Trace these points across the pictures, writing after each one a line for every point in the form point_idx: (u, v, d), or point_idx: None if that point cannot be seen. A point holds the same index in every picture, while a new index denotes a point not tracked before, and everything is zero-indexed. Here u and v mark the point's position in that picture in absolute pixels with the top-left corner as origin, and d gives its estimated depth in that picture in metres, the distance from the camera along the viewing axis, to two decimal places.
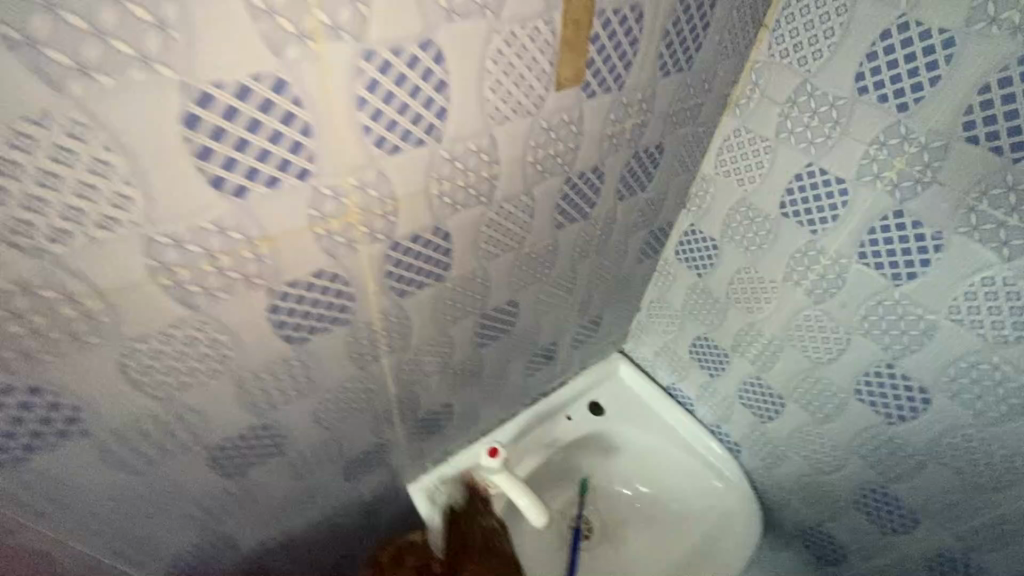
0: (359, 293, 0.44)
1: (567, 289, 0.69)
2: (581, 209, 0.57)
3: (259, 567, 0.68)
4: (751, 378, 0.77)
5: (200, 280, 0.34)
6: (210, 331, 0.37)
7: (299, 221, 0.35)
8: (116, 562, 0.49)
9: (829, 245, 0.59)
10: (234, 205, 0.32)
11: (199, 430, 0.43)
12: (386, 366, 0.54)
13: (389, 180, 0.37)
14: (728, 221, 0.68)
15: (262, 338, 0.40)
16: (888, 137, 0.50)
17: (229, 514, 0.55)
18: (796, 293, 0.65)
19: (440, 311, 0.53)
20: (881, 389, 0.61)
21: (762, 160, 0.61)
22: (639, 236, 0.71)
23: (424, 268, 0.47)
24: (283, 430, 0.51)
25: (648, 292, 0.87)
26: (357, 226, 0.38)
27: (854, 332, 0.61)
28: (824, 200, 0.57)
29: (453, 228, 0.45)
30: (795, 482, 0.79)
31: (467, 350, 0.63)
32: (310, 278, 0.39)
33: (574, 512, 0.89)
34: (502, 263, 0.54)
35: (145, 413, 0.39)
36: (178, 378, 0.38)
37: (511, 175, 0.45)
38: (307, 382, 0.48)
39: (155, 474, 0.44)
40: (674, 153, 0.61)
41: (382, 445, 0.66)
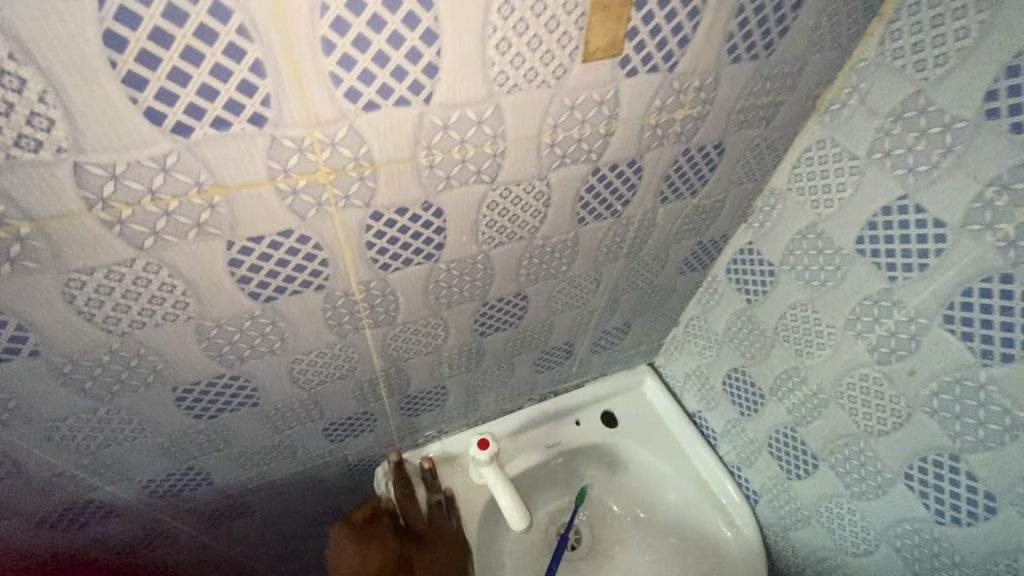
0: (335, 259, 0.40)
1: (590, 290, 0.62)
2: (612, 206, 0.50)
3: (240, 503, 0.69)
4: (785, 428, 0.67)
5: (145, 220, 0.31)
6: (163, 275, 0.35)
7: (258, 172, 0.32)
8: (87, 475, 0.50)
9: (908, 298, 0.48)
10: (178, 144, 0.29)
11: (161, 370, 0.42)
12: (370, 338, 0.51)
13: (366, 141, 0.33)
14: (792, 247, 0.58)
15: (224, 290, 0.38)
16: (1014, 178, 0.39)
17: (202, 452, 0.55)
18: (855, 346, 0.55)
19: (434, 291, 0.49)
20: (937, 482, 0.51)
21: (846, 183, 0.51)
22: (685, 246, 0.63)
23: (413, 244, 0.42)
24: (255, 383, 0.49)
25: (689, 308, 0.78)
26: (329, 188, 0.34)
27: (916, 408, 0.50)
28: (913, 244, 0.47)
29: (448, 206, 0.40)
30: (813, 551, 0.70)
31: (466, 335, 0.58)
32: (277, 236, 0.36)
33: (564, 520, 0.86)
34: (509, 252, 0.49)
35: (100, 346, 0.38)
36: (131, 316, 0.37)
37: (522, 155, 0.39)
38: (279, 341, 0.45)
39: (117, 404, 0.44)
40: (737, 157, 0.52)
41: (369, 414, 0.64)
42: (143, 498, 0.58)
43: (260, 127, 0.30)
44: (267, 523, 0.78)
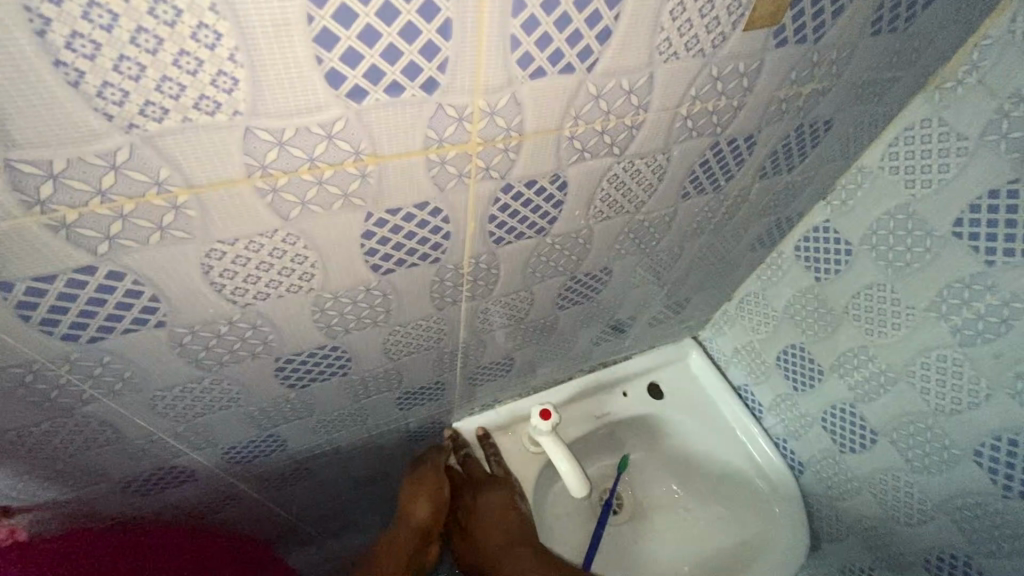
0: (457, 231, 0.39)
1: (666, 265, 0.62)
2: (716, 181, 0.49)
3: (303, 469, 0.70)
4: (843, 404, 0.69)
5: (297, 189, 0.30)
6: (297, 246, 0.34)
7: (415, 141, 0.30)
8: (176, 442, 0.50)
9: (1005, 283, 0.49)
10: (348, 110, 0.27)
11: (270, 340, 0.42)
12: (463, 311, 0.50)
13: (522, 111, 0.31)
14: (876, 226, 0.58)
15: (350, 262, 0.37)
16: None
17: (284, 420, 0.55)
18: (936, 327, 0.55)
19: (532, 265, 0.48)
20: (1010, 460, 0.53)
21: (949, 163, 0.50)
22: (763, 222, 0.62)
23: (530, 217, 0.41)
24: (351, 353, 0.48)
25: (746, 285, 0.78)
26: (475, 159, 0.33)
27: (998, 388, 0.51)
28: (1019, 228, 0.47)
29: (573, 179, 0.39)
30: (858, 521, 0.72)
31: (546, 309, 0.58)
32: (412, 208, 0.35)
33: (607, 485, 0.87)
34: (610, 227, 0.48)
35: (221, 316, 0.37)
36: (258, 287, 0.36)
37: (655, 127, 0.38)
38: (383, 313, 0.45)
39: (222, 374, 0.43)
40: (839, 133, 0.51)
41: (439, 384, 0.64)
42: (221, 463, 0.58)
43: (429, 94, 0.28)
44: (321, 487, 0.79)
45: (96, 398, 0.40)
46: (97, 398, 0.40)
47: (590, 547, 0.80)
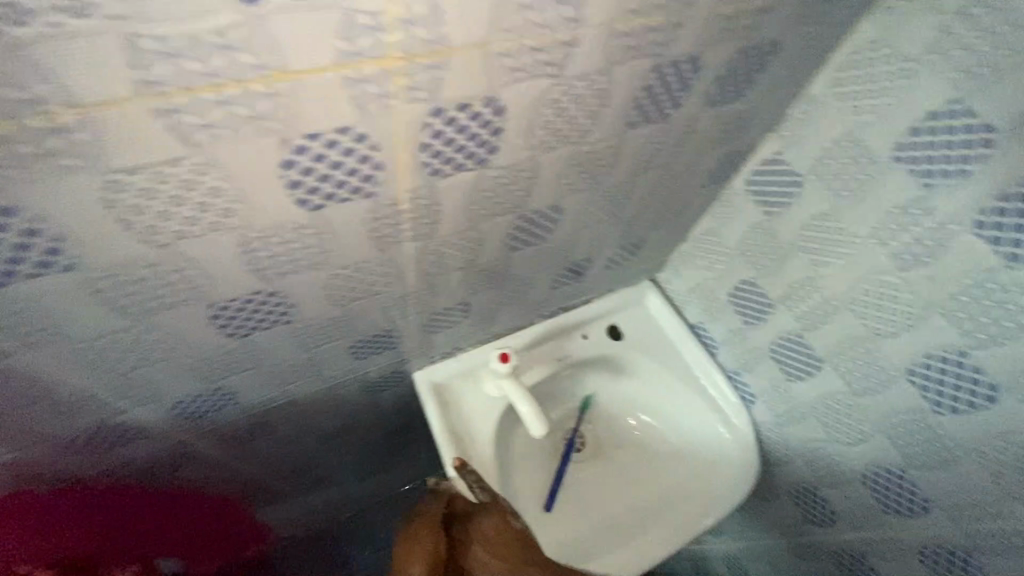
0: (389, 162, 0.37)
1: (619, 203, 0.61)
2: (662, 109, 0.47)
3: (262, 423, 0.69)
4: (790, 335, 0.71)
5: (198, 110, 0.28)
6: (211, 178, 0.32)
7: (327, 55, 0.28)
8: (115, 397, 0.49)
9: (941, 206, 0.50)
10: (243, 15, 0.24)
11: (199, 285, 0.40)
12: (408, 252, 0.49)
13: (444, 21, 0.29)
14: (823, 156, 0.58)
15: (274, 196, 0.35)
16: None
17: (231, 372, 0.54)
18: (877, 254, 0.56)
19: (477, 201, 0.46)
20: (941, 376, 0.55)
21: (893, 87, 0.50)
22: (715, 156, 0.62)
23: (468, 147, 0.39)
24: (291, 298, 0.47)
25: (701, 223, 0.79)
26: (398, 77, 0.31)
27: (931, 309, 0.53)
28: (955, 149, 0.47)
29: (510, 103, 0.37)
30: (804, 445, 0.75)
31: (498, 250, 0.57)
32: (334, 133, 0.33)
33: (570, 426, 0.89)
34: (556, 158, 0.46)
35: (138, 258, 0.35)
36: (175, 225, 0.34)
37: (593, 44, 0.36)
38: (321, 253, 0.43)
39: (152, 323, 0.41)
40: (786, 58, 0.50)
41: (393, 332, 0.63)
42: (170, 420, 0.57)
43: None
44: (284, 442, 0.78)
45: (15, 351, 0.38)
46: (15, 351, 0.38)
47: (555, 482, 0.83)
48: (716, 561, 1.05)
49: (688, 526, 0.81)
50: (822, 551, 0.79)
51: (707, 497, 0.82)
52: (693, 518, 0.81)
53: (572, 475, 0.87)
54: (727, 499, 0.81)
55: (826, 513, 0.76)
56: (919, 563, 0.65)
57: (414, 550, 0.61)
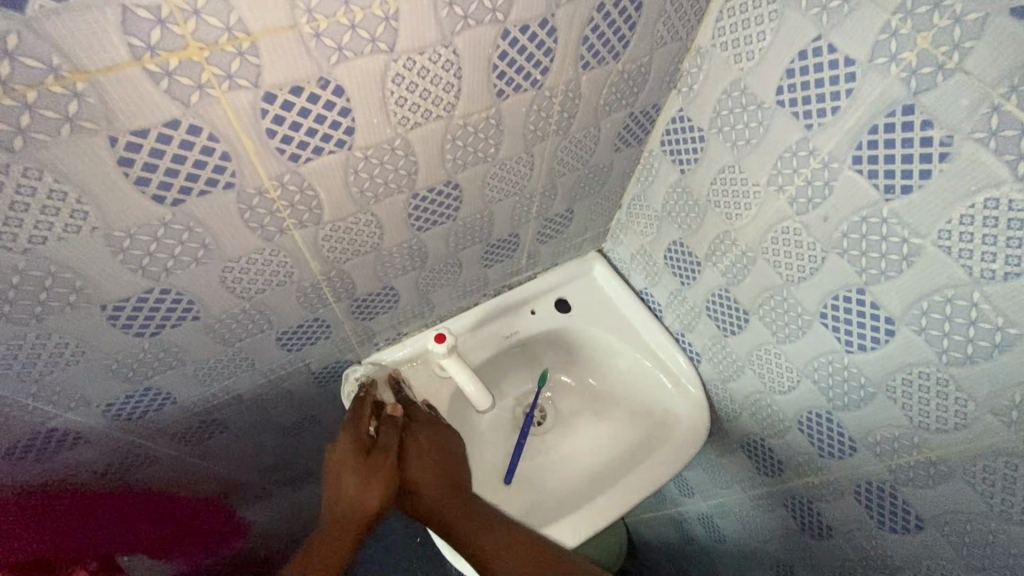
0: (236, 151, 0.38)
1: (524, 174, 0.61)
2: (530, 75, 0.48)
3: (214, 423, 0.71)
4: (719, 290, 0.71)
5: (6, 116, 0.30)
6: (48, 181, 0.34)
7: (119, 51, 0.29)
8: (39, 402, 0.52)
9: (822, 144, 0.49)
10: (14, 21, 0.26)
11: (81, 288, 0.42)
12: (300, 240, 0.50)
13: (233, 7, 0.30)
14: (719, 107, 0.58)
15: (123, 194, 0.37)
16: (917, 3, 0.39)
17: (155, 371, 0.56)
18: (778, 201, 0.56)
19: (355, 186, 0.47)
20: (847, 316, 0.55)
21: (766, 30, 0.50)
22: (617, 119, 0.62)
23: (320, 130, 0.40)
24: (191, 294, 0.48)
25: (631, 189, 0.78)
26: (206, 66, 0.32)
27: (830, 250, 0.53)
28: (826, 87, 0.47)
29: (348, 84, 0.38)
30: (746, 397, 0.76)
31: (403, 232, 0.58)
32: (162, 127, 0.34)
33: (527, 402, 0.90)
34: (429, 136, 0.47)
35: (6, 265, 0.37)
36: (29, 230, 0.36)
37: (418, 17, 0.37)
38: (201, 248, 0.44)
39: (46, 326, 0.44)
40: (656, 12, 0.50)
41: (320, 320, 0.65)
42: (108, 423, 0.60)
43: None
44: (245, 443, 0.80)
45: None
46: None
47: (512, 456, 0.84)
48: (693, 525, 1.06)
49: (638, 490, 0.78)
50: (778, 503, 0.80)
51: (663, 453, 0.80)
52: (645, 481, 0.78)
53: (531, 447, 0.87)
54: (683, 455, 0.80)
55: (774, 463, 0.77)
56: (857, 502, 0.66)
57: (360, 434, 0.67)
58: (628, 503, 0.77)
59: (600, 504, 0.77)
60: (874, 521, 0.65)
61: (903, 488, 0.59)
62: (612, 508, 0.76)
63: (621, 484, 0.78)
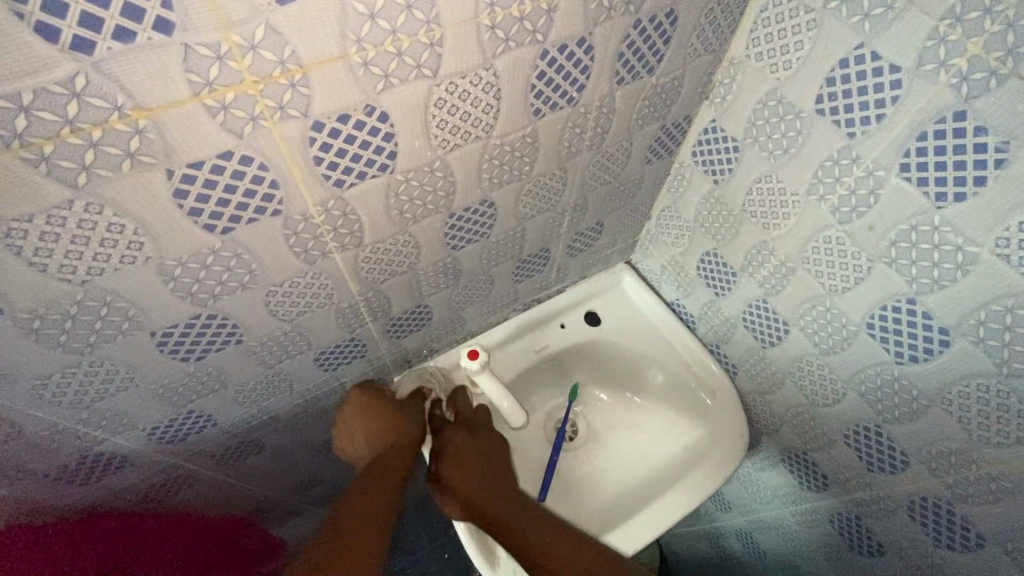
0: (283, 180, 0.39)
1: (557, 190, 0.61)
2: (567, 93, 0.48)
3: (252, 443, 0.72)
4: (757, 301, 0.69)
5: (71, 154, 0.31)
6: (108, 214, 0.35)
7: (179, 87, 0.30)
8: (88, 428, 0.52)
9: (867, 152, 0.48)
10: (83, 64, 0.27)
11: (133, 316, 0.43)
12: (340, 263, 0.50)
13: (287, 41, 0.31)
14: (754, 118, 0.57)
15: (177, 225, 0.38)
16: (968, 8, 0.38)
17: (198, 394, 0.56)
18: (820, 209, 0.55)
19: (395, 208, 0.48)
20: (896, 326, 0.53)
21: (804, 39, 0.49)
22: (650, 132, 0.61)
23: (364, 156, 0.41)
24: (235, 318, 0.49)
25: (660, 200, 0.77)
26: (260, 99, 0.33)
27: (876, 259, 0.52)
28: (870, 94, 0.46)
29: (392, 109, 0.39)
30: (786, 409, 0.74)
31: (439, 251, 0.58)
32: (215, 159, 0.35)
33: (559, 416, 0.89)
34: (467, 157, 0.47)
35: (63, 297, 0.38)
36: (87, 263, 0.37)
37: (461, 41, 0.37)
38: (247, 274, 0.45)
39: (98, 354, 0.45)
40: (689, 25, 0.50)
41: (357, 339, 0.65)
42: (151, 446, 0.60)
43: (168, 35, 0.28)
44: (281, 461, 0.80)
45: None
46: None
47: (546, 473, 0.83)
48: (730, 540, 1.03)
49: (672, 510, 0.75)
50: (824, 519, 0.78)
51: (701, 468, 0.78)
52: (680, 499, 0.76)
53: (564, 463, 0.86)
54: (722, 470, 0.77)
55: (818, 478, 0.74)
56: (909, 519, 0.64)
57: (388, 427, 0.69)
58: (666, 521, 0.74)
59: (636, 522, 0.74)
60: (930, 538, 0.62)
61: (962, 504, 0.57)
62: (650, 527, 0.74)
63: (655, 504, 0.76)
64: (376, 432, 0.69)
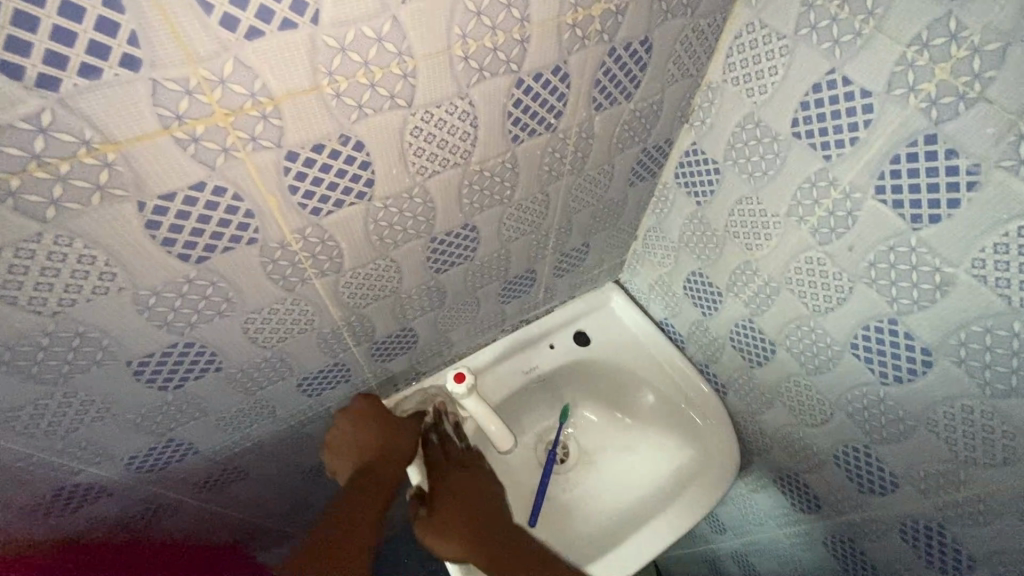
0: (258, 209, 0.39)
1: (540, 213, 0.61)
2: (544, 120, 0.48)
3: (235, 470, 0.70)
4: (743, 320, 0.69)
5: (39, 189, 0.30)
6: (79, 246, 0.35)
7: (148, 121, 0.30)
8: (63, 458, 0.51)
9: (842, 175, 0.49)
10: (49, 100, 0.27)
11: (108, 346, 0.42)
12: (321, 289, 0.50)
13: (257, 75, 0.31)
14: (733, 141, 0.58)
15: (151, 255, 0.37)
16: (933, 35, 0.39)
17: (178, 422, 0.56)
18: (800, 230, 0.55)
19: (375, 234, 0.48)
20: (880, 347, 0.53)
21: (777, 65, 0.50)
22: (631, 155, 0.62)
23: (341, 184, 0.41)
24: (213, 346, 0.49)
25: (645, 221, 0.77)
26: (232, 131, 0.33)
27: (857, 280, 0.52)
28: (843, 118, 0.47)
29: (367, 139, 0.39)
30: (777, 429, 0.73)
31: (422, 274, 0.58)
32: (188, 190, 0.35)
33: (550, 438, 0.88)
34: (446, 183, 0.48)
35: (35, 328, 0.38)
36: (59, 294, 0.37)
37: (434, 71, 0.38)
38: (224, 301, 0.45)
39: (73, 384, 0.44)
40: (665, 52, 0.51)
41: (341, 364, 0.64)
42: (130, 475, 0.59)
43: (135, 71, 0.28)
44: (265, 488, 0.79)
45: None
46: None
47: (536, 497, 0.82)
48: (726, 563, 1.02)
49: (636, 557, 0.73)
50: (817, 541, 0.76)
51: (693, 491, 0.76)
52: (646, 544, 0.73)
53: (554, 486, 0.85)
54: (714, 492, 0.76)
55: (811, 499, 0.74)
56: (901, 541, 0.63)
57: (383, 438, 0.68)
58: (659, 546, 0.73)
59: (629, 546, 0.73)
60: (923, 561, 0.62)
61: (953, 526, 0.56)
62: (644, 550, 0.73)
63: (618, 550, 0.73)
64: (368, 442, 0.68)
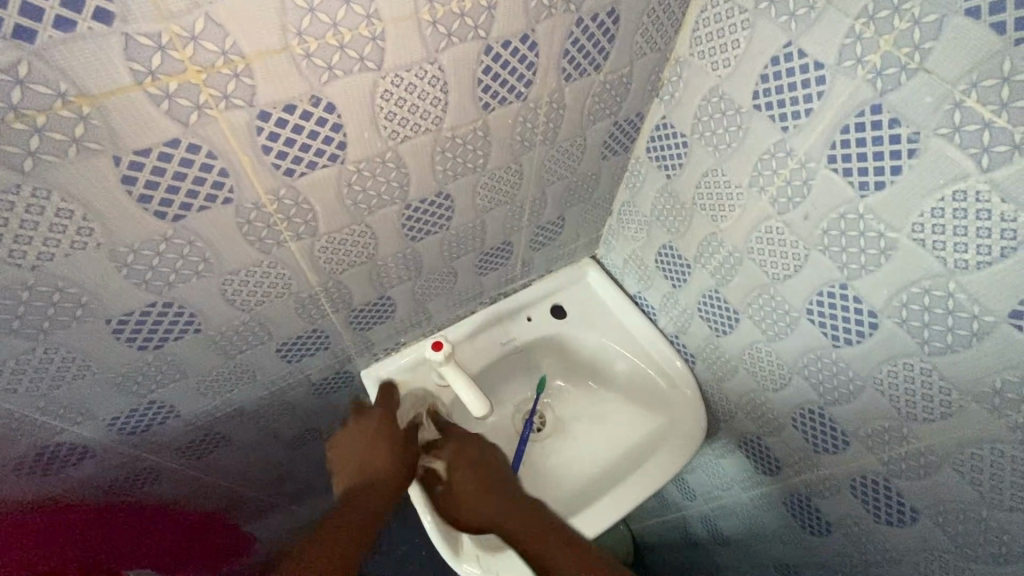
0: (233, 168, 0.40)
1: (514, 184, 0.63)
2: (513, 89, 0.50)
3: (217, 436, 0.72)
4: (710, 291, 0.72)
5: (16, 140, 0.32)
6: (56, 199, 0.36)
7: (121, 76, 0.31)
8: (47, 416, 0.53)
9: (798, 145, 0.51)
10: (24, 51, 0.28)
11: (87, 302, 0.44)
12: (297, 252, 0.52)
13: (228, 33, 0.32)
14: (699, 114, 0.60)
15: (127, 211, 0.39)
16: (878, 9, 0.41)
17: (159, 383, 0.57)
18: (760, 199, 0.58)
19: (349, 198, 0.49)
20: (832, 311, 0.56)
21: (739, 39, 0.52)
22: (602, 127, 0.64)
23: (314, 146, 0.42)
24: (192, 307, 0.50)
25: (620, 195, 0.79)
26: (204, 88, 0.34)
27: (812, 248, 0.55)
28: (799, 90, 0.49)
29: (338, 101, 0.40)
30: (740, 395, 0.77)
31: (397, 242, 0.59)
32: (163, 147, 0.36)
33: (526, 408, 0.91)
34: (419, 149, 0.49)
35: (14, 282, 0.39)
36: (38, 247, 0.38)
37: (403, 36, 0.39)
38: (201, 262, 0.46)
39: (53, 341, 0.45)
40: (632, 25, 0.52)
41: (320, 331, 0.66)
42: (113, 437, 0.61)
43: (108, 25, 0.29)
44: (248, 455, 0.81)
45: None
46: None
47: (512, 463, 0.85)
48: (695, 528, 1.06)
49: (599, 520, 0.76)
50: (778, 502, 0.81)
51: (661, 455, 0.80)
52: (610, 508, 0.77)
53: (529, 453, 0.88)
54: (681, 457, 0.79)
55: (772, 461, 0.77)
56: (852, 497, 0.67)
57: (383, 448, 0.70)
58: (627, 506, 0.76)
59: (598, 506, 0.76)
60: (871, 515, 0.66)
61: (897, 479, 0.60)
62: (613, 510, 0.76)
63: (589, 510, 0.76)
64: (370, 458, 0.69)
